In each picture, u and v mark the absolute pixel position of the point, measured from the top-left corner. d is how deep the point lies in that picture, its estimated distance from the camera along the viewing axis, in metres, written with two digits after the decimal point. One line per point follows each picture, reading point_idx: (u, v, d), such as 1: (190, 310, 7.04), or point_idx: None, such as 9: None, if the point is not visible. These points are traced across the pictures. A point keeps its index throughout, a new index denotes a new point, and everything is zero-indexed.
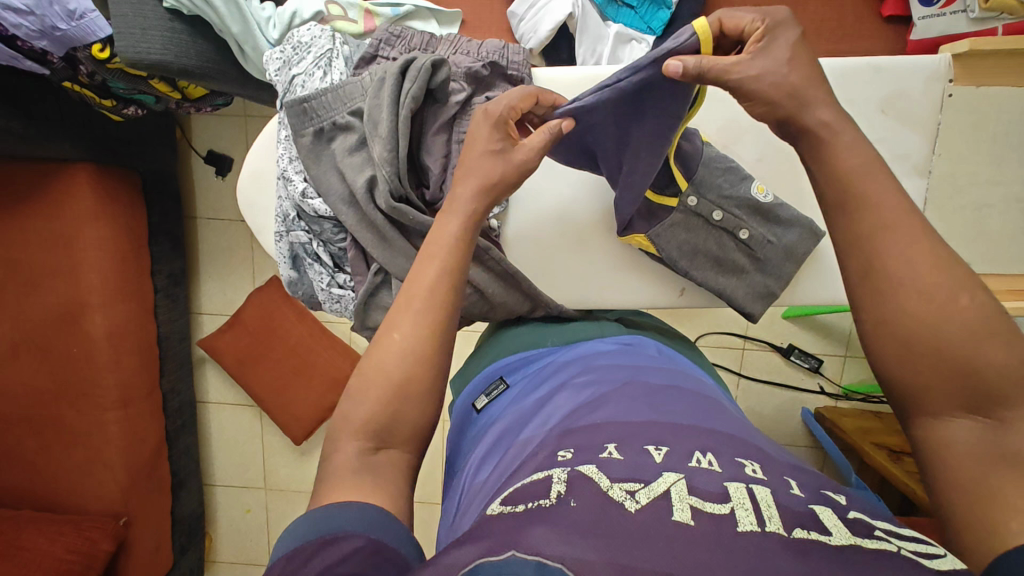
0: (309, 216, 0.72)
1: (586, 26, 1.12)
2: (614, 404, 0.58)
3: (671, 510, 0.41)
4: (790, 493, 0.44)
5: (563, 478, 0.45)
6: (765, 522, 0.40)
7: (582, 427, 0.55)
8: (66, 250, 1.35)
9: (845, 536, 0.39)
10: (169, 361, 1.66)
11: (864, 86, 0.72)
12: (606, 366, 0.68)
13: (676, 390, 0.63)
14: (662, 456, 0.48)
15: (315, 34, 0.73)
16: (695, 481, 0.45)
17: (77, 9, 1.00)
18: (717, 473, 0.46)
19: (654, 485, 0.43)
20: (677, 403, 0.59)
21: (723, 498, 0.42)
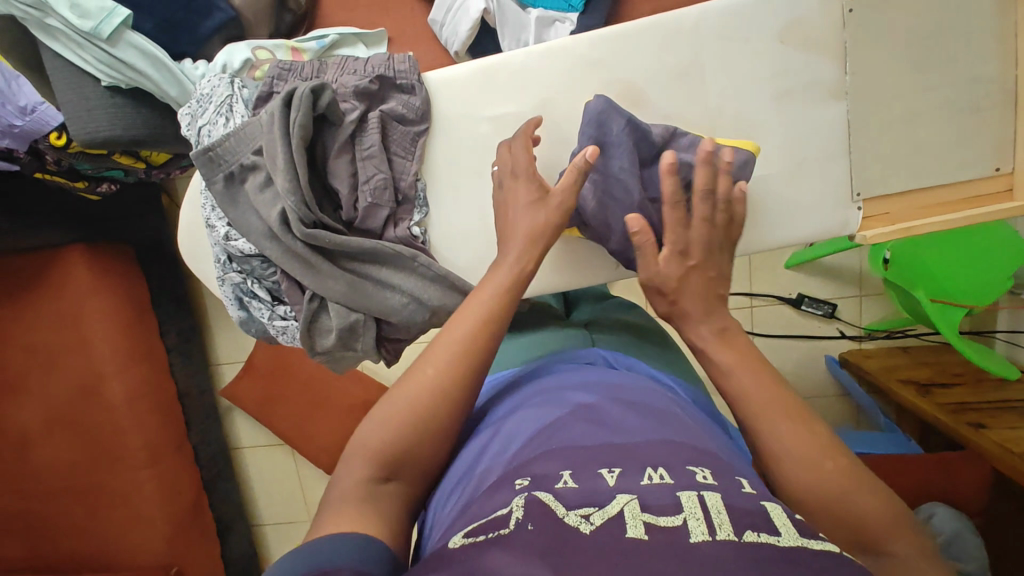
0: (238, 256, 0.75)
1: (504, 17, 1.11)
2: (566, 425, 0.60)
3: (625, 527, 0.43)
4: (742, 493, 0.48)
5: (521, 503, 0.47)
6: (716, 531, 0.42)
7: (538, 458, 0.55)
8: (76, 328, 1.46)
9: (792, 536, 0.42)
10: (193, 415, 1.75)
11: (758, 21, 0.70)
12: (553, 388, 0.71)
13: (623, 403, 0.65)
14: (615, 478, 0.50)
15: (215, 84, 0.76)
16: (649, 498, 0.47)
17: (27, 104, 1.07)
18: (669, 484, 0.49)
19: (607, 508, 0.45)
20: (624, 415, 0.62)
21: (676, 510, 0.45)
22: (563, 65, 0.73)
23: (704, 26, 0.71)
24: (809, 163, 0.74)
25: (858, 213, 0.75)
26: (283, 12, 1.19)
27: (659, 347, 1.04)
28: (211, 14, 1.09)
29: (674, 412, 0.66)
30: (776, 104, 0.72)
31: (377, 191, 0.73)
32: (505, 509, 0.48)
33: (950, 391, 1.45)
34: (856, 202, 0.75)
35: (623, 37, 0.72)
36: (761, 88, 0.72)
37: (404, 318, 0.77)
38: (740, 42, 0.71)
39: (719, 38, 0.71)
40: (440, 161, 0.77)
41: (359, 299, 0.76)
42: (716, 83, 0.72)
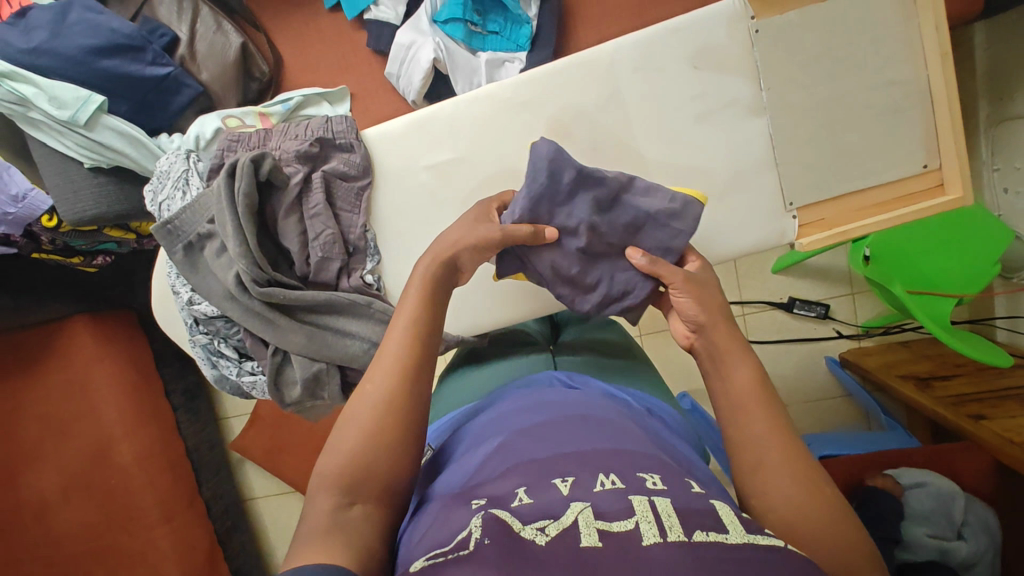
0: (203, 319, 0.79)
1: (455, 64, 1.17)
2: (522, 445, 0.62)
3: (580, 536, 0.43)
4: (692, 496, 0.50)
5: (478, 523, 0.47)
6: (666, 532, 0.43)
7: (496, 477, 0.57)
8: (84, 395, 1.52)
9: (740, 534, 0.44)
10: (204, 470, 1.79)
11: (669, 51, 0.73)
12: (513, 410, 0.73)
13: (581, 416, 0.67)
14: (568, 488, 0.51)
15: (172, 160, 0.82)
16: (602, 502, 0.48)
17: (18, 192, 1.15)
18: (621, 488, 0.50)
19: (562, 518, 0.46)
20: (581, 427, 0.64)
21: (629, 512, 0.46)
22: (491, 111, 0.76)
23: (618, 60, 0.74)
24: (739, 177, 0.76)
25: (793, 222, 0.77)
26: (250, 81, 1.23)
27: (629, 365, 1.07)
28: (181, 91, 1.16)
29: (630, 421, 0.68)
30: (697, 126, 0.75)
31: (326, 246, 0.77)
32: (465, 530, 0.48)
33: (949, 384, 1.42)
34: (790, 212, 0.77)
35: (544, 78, 0.75)
36: (680, 112, 0.75)
37: (365, 363, 0.79)
38: (655, 72, 0.74)
39: (634, 71, 0.74)
40: (386, 212, 0.81)
41: (319, 349, 0.79)
42: (637, 113, 0.75)
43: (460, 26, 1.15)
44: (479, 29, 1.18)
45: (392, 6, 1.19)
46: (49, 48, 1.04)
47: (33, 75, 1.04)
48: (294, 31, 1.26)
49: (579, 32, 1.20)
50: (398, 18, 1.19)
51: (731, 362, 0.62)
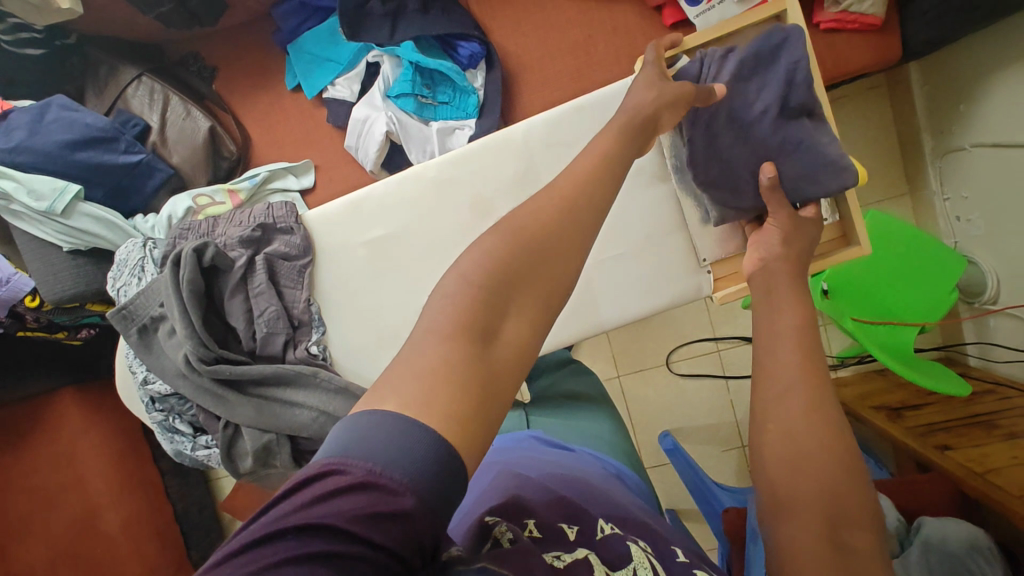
0: (158, 397, 0.84)
1: (408, 133, 1.24)
2: (530, 488, 0.66)
3: (590, 569, 0.51)
4: (676, 560, 0.56)
5: (503, 528, 0.52)
6: None
7: (505, 506, 0.61)
8: (70, 466, 1.56)
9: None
10: (193, 533, 1.81)
11: (576, 126, 0.79)
12: (516, 460, 0.78)
13: (574, 477, 0.73)
14: (575, 532, 0.57)
15: (130, 249, 0.88)
16: (605, 551, 0.54)
17: (1, 277, 1.21)
18: (619, 537, 0.57)
19: (573, 554, 0.53)
20: (575, 482, 0.71)
21: (627, 561, 0.53)
22: (420, 189, 0.82)
23: (531, 138, 0.80)
24: None
25: (708, 277, 0.90)
26: (219, 160, 1.30)
27: (590, 411, 1.11)
28: (153, 174, 1.24)
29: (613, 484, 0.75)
30: None
31: (269, 322, 0.82)
32: (489, 540, 0.52)
33: (921, 414, 1.40)
34: (704, 267, 0.89)
35: (465, 157, 0.81)
36: None
37: (312, 431, 0.83)
38: (564, 146, 0.80)
39: (545, 147, 0.80)
40: (329, 286, 0.86)
41: (267, 419, 0.82)
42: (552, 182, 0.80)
43: (411, 99, 1.24)
44: (429, 100, 1.26)
45: (347, 85, 1.27)
46: (27, 145, 1.13)
47: (11, 171, 1.12)
48: (260, 110, 1.34)
49: (524, 97, 1.27)
50: (353, 96, 1.27)
51: (766, 342, 0.62)
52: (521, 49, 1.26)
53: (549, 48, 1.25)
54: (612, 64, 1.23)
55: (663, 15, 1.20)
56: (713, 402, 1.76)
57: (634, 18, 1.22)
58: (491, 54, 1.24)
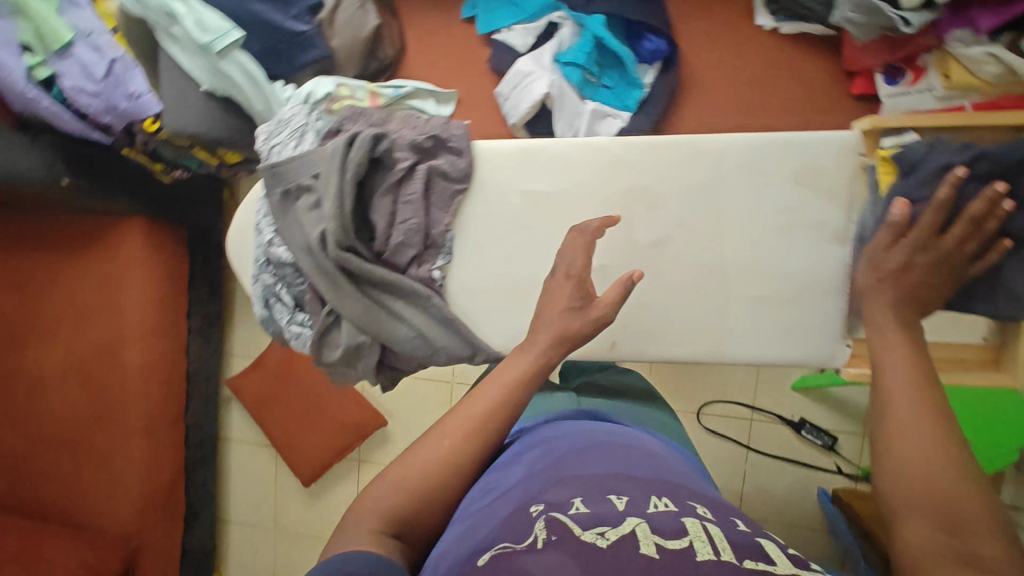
0: (275, 261, 0.84)
1: (563, 103, 1.22)
2: (576, 469, 0.71)
3: (640, 544, 0.52)
4: (738, 529, 0.58)
5: (542, 526, 0.57)
6: (720, 552, 0.51)
7: (549, 489, 0.67)
8: (113, 290, 1.57)
9: (788, 566, 0.51)
10: (196, 396, 1.84)
11: (777, 158, 0.77)
12: (560, 436, 0.83)
13: (628, 452, 0.77)
14: (622, 504, 0.61)
15: (295, 112, 0.88)
16: (656, 522, 0.57)
17: (135, 91, 1.21)
18: (671, 513, 0.60)
19: (621, 526, 0.55)
20: (623, 458, 0.75)
21: (681, 534, 0.55)
22: (598, 161, 0.81)
23: (728, 153, 0.78)
24: (806, 293, 0.79)
25: (846, 350, 0.80)
26: (371, 60, 1.30)
27: (649, 406, 1.10)
28: (309, 50, 1.22)
29: (669, 463, 0.78)
30: (780, 235, 0.79)
31: (408, 232, 0.81)
32: (530, 533, 0.57)
33: None
34: (845, 339, 0.80)
35: (654, 147, 0.80)
36: (767, 218, 0.79)
37: (406, 349, 0.83)
38: (757, 172, 0.78)
39: (737, 167, 0.78)
40: (470, 220, 0.85)
41: (369, 323, 0.82)
42: (730, 201, 0.79)
43: (578, 71, 1.22)
44: (593, 80, 1.23)
45: (522, 36, 1.24)
46: None
47: None
48: (427, 28, 1.33)
49: (686, 111, 1.26)
50: (524, 48, 1.25)
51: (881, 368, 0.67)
52: (701, 63, 1.24)
53: (728, 72, 1.23)
54: (781, 111, 1.21)
55: (852, 83, 1.18)
56: (726, 465, 1.77)
57: (822, 75, 1.20)
58: (673, 57, 1.22)
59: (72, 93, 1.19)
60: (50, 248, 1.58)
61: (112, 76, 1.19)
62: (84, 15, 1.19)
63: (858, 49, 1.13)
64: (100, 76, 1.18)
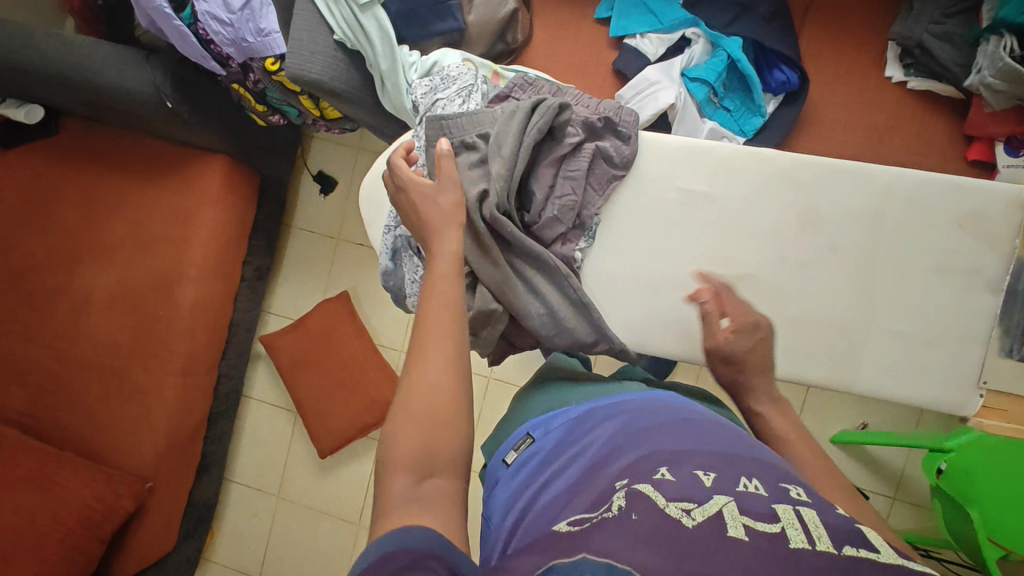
0: None
1: (684, 116, 1.23)
2: (659, 440, 0.63)
3: (725, 526, 0.45)
4: (836, 513, 0.49)
5: (621, 500, 0.51)
6: (814, 541, 0.44)
7: (632, 459, 0.60)
8: (183, 223, 1.53)
9: (894, 557, 0.44)
10: (233, 346, 1.79)
11: (944, 200, 0.78)
12: (637, 406, 0.75)
13: (714, 424, 0.68)
14: (711, 479, 0.53)
15: (462, 71, 0.88)
16: (745, 502, 0.49)
17: (266, 28, 1.20)
18: (764, 496, 0.51)
19: (707, 506, 0.48)
20: (709, 430, 0.66)
21: (773, 518, 0.47)
22: (762, 172, 0.82)
23: (896, 186, 0.79)
24: (950, 338, 0.79)
25: (978, 401, 0.80)
26: (499, 42, 1.30)
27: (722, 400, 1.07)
28: (445, 20, 1.23)
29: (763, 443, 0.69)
30: (935, 276, 0.78)
31: (564, 208, 0.81)
32: (609, 506, 0.52)
33: None
34: (979, 390, 0.79)
35: (823, 168, 0.80)
36: (926, 257, 0.78)
37: (534, 326, 0.82)
38: (921, 209, 0.78)
39: (903, 202, 0.79)
40: (620, 208, 0.85)
41: (505, 290, 0.81)
42: (890, 234, 0.79)
43: (704, 89, 1.23)
44: (715, 100, 1.26)
45: (655, 44, 1.26)
46: None
47: None
48: (557, 21, 1.34)
49: (800, 146, 1.26)
50: (654, 56, 1.26)
51: None
52: (823, 103, 1.26)
53: (848, 117, 1.25)
54: (897, 162, 1.22)
55: (969, 148, 1.19)
56: None
57: (941, 135, 1.21)
58: (802, 92, 1.23)
59: (204, 18, 1.18)
60: (126, 170, 1.56)
61: (248, 9, 1.18)
62: None
63: (986, 115, 1.14)
64: (236, 7, 1.17)
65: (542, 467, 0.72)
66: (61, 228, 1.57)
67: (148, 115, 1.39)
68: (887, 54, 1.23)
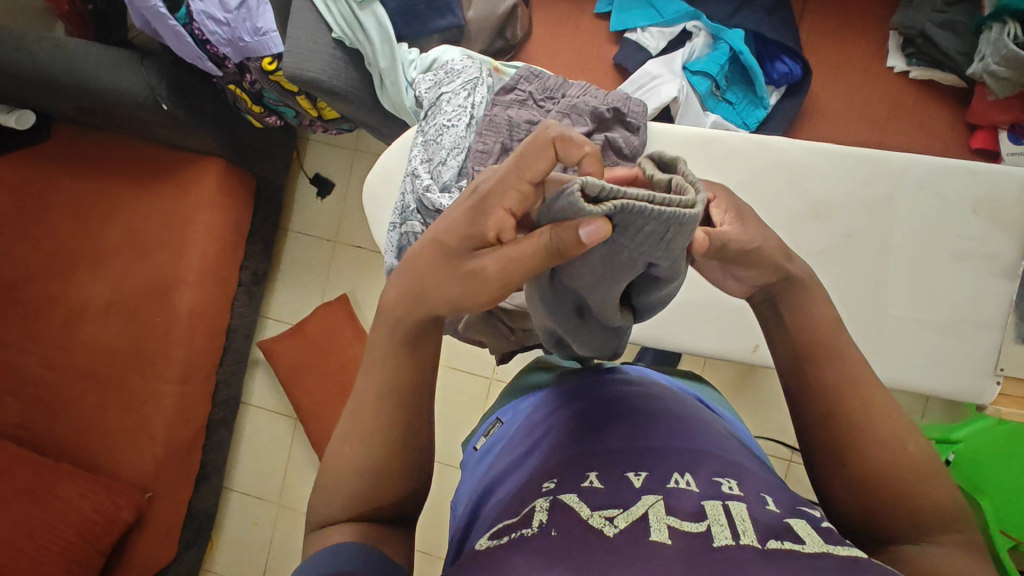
0: (428, 209, 0.80)
1: (687, 110, 1.22)
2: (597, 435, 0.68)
3: (650, 530, 0.50)
4: (764, 508, 0.53)
5: (545, 507, 0.55)
6: (739, 536, 0.48)
7: (567, 458, 0.65)
8: (179, 228, 1.51)
9: (818, 545, 0.48)
10: (231, 352, 1.76)
11: (958, 186, 0.77)
12: (586, 391, 0.81)
13: (655, 410, 0.73)
14: (640, 481, 0.58)
15: (466, 63, 0.86)
16: (669, 501, 0.54)
17: (262, 27, 1.18)
18: (694, 491, 0.55)
19: (632, 510, 0.53)
20: (649, 417, 0.71)
21: (701, 517, 0.51)
22: (776, 160, 0.81)
23: (909, 173, 0.78)
24: (967, 325, 0.78)
25: (996, 387, 0.78)
26: (498, 38, 1.29)
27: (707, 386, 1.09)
28: (446, 16, 1.22)
29: (704, 422, 0.74)
30: (951, 262, 0.78)
31: None
32: (533, 510, 0.56)
33: None
34: (996, 377, 0.78)
35: (837, 157, 0.80)
36: (942, 243, 0.78)
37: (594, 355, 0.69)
38: (936, 196, 0.77)
39: (917, 189, 0.78)
40: None
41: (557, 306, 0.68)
42: (905, 222, 0.78)
43: (706, 82, 1.23)
44: (717, 93, 1.25)
45: (657, 38, 1.26)
46: None
47: None
48: (556, 16, 1.33)
49: (802, 138, 1.26)
50: (655, 51, 1.26)
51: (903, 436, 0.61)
52: (824, 94, 1.25)
53: (850, 107, 1.24)
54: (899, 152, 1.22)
55: (973, 136, 1.19)
56: None
57: (943, 124, 1.21)
58: (804, 84, 1.22)
59: (199, 18, 1.16)
60: (121, 175, 1.54)
61: (244, 8, 1.17)
62: None
63: (987, 103, 1.15)
64: (233, 6, 1.15)
65: (498, 465, 0.77)
66: (54, 236, 1.54)
67: (142, 117, 1.36)
68: (889, 43, 1.23)
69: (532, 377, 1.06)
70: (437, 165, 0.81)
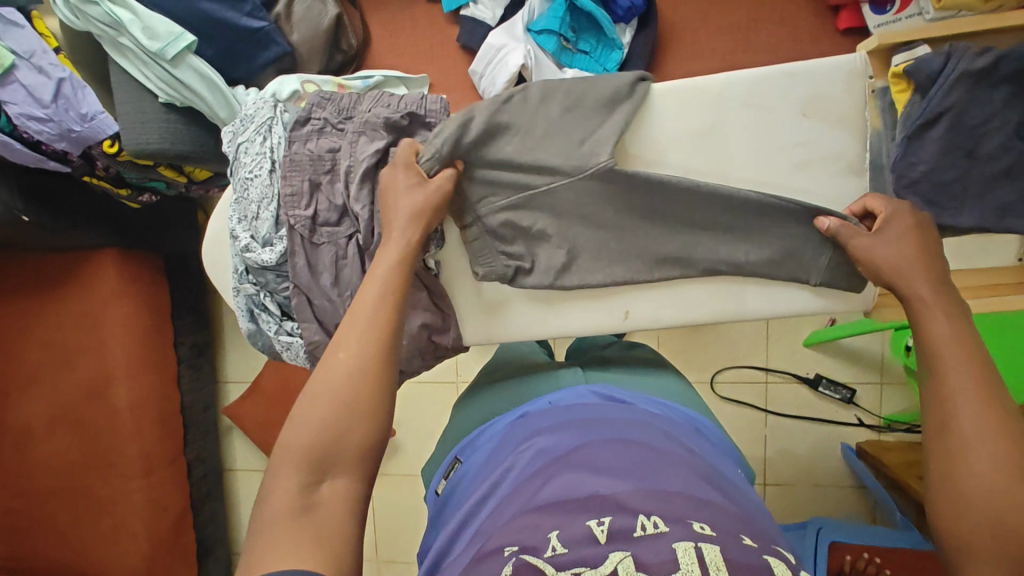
0: (255, 268, 0.84)
1: (541, 72, 1.16)
2: (562, 480, 0.61)
3: None
4: (733, 547, 0.50)
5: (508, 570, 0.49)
6: None
7: (525, 516, 0.57)
8: (94, 328, 1.48)
9: None
10: (193, 430, 1.74)
11: (780, 89, 0.82)
12: (543, 428, 0.74)
13: (618, 440, 0.67)
14: (604, 532, 0.52)
15: (260, 106, 0.86)
16: (645, 553, 0.49)
17: (88, 112, 1.13)
18: (663, 534, 0.51)
19: (601, 568, 0.48)
20: (612, 448, 0.65)
21: (672, 568, 0.47)
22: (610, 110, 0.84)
23: (727, 92, 0.83)
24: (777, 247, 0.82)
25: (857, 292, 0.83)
26: (336, 52, 1.29)
27: (654, 367, 1.00)
28: (269, 48, 1.17)
29: (673, 445, 0.69)
30: (795, 171, 0.84)
31: None
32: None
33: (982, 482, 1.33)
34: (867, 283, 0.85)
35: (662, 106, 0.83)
36: (784, 155, 0.83)
37: None
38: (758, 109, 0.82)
39: (740, 105, 0.83)
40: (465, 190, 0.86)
41: None
42: (736, 142, 0.83)
43: (553, 39, 1.15)
44: (570, 46, 1.17)
45: (491, 6, 1.21)
46: None
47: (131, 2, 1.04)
48: (389, 14, 1.32)
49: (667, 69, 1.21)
50: (493, 20, 1.21)
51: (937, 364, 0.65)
52: (676, 18, 1.20)
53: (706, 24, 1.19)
54: (769, 54, 1.17)
55: (838, 18, 1.13)
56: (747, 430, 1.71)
57: (806, 13, 1.15)
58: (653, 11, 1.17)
59: (20, 121, 1.11)
60: (25, 291, 1.51)
61: (62, 98, 1.11)
62: (24, 36, 1.10)
63: None
64: (48, 100, 1.10)
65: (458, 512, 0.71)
66: None
67: (16, 234, 1.34)
68: None
69: (477, 402, 0.99)
70: (253, 219, 0.84)
